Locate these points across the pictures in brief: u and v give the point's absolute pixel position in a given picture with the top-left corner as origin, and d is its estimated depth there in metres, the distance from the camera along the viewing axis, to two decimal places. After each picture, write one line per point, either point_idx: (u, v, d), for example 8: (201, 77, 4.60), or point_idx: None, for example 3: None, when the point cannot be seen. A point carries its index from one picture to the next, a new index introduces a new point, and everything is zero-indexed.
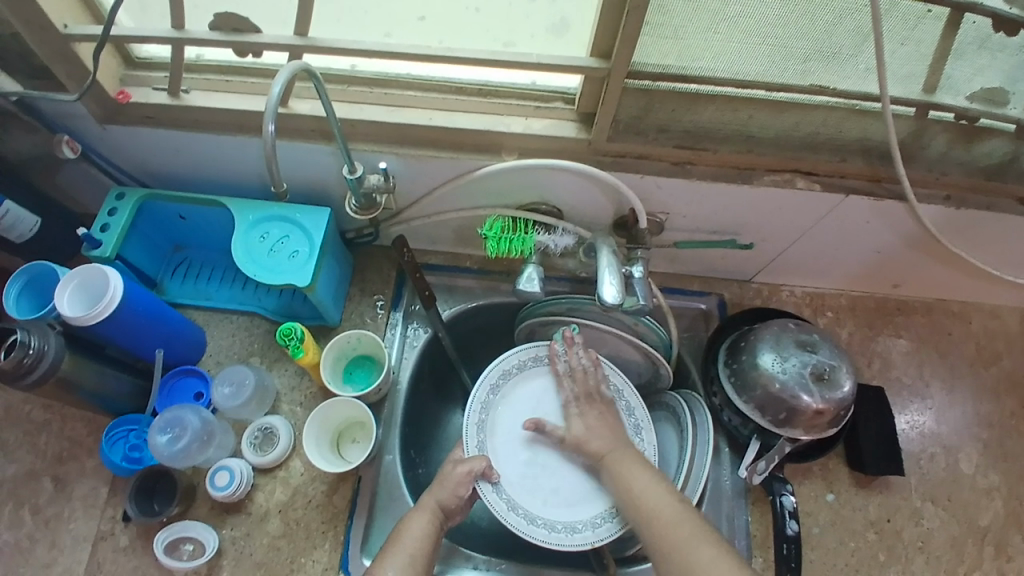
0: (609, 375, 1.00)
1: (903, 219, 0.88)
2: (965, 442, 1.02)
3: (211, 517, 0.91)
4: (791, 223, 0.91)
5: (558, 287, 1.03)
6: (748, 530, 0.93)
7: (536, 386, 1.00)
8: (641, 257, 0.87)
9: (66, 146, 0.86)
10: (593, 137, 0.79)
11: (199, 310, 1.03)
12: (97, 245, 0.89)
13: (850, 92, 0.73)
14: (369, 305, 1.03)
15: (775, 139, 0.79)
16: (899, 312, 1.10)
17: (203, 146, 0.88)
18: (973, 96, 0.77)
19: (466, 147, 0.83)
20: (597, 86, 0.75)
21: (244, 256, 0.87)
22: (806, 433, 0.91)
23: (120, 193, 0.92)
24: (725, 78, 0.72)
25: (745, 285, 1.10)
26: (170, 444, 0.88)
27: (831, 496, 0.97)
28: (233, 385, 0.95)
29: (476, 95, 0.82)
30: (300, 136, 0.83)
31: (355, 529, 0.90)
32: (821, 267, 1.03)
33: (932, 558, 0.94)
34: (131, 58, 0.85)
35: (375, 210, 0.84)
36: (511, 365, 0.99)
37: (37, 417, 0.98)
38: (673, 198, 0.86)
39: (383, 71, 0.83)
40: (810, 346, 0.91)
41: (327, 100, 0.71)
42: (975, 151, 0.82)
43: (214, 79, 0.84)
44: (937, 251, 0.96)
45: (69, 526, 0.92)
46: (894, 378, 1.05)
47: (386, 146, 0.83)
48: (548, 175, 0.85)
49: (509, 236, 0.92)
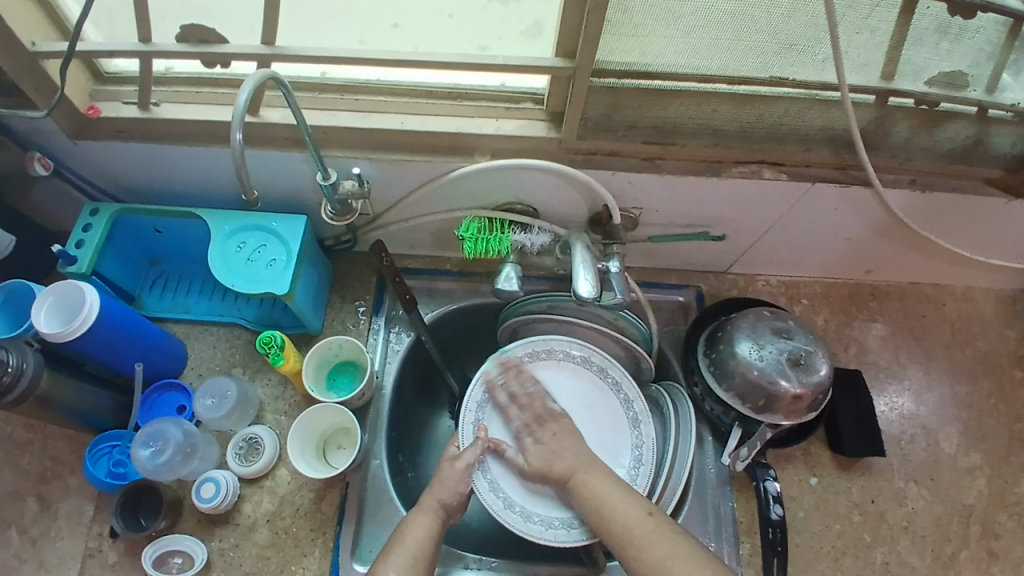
0: (609, 370, 1.02)
1: (872, 206, 0.90)
2: (944, 422, 1.04)
3: (198, 530, 0.90)
4: (763, 213, 0.92)
5: (538, 286, 1.04)
6: (733, 517, 0.95)
7: (538, 382, 1.01)
8: (617, 253, 0.89)
9: (38, 163, 0.86)
10: (564, 136, 0.80)
11: (179, 323, 1.03)
12: (72, 261, 0.88)
13: (810, 82, 0.75)
14: (350, 312, 1.04)
15: (740, 131, 0.81)
16: (874, 297, 1.12)
17: (177, 158, 0.88)
18: (933, 80, 0.78)
19: (439, 149, 0.84)
20: (564, 85, 0.76)
21: (221, 267, 0.88)
22: (788, 419, 0.92)
23: (94, 209, 0.92)
24: (688, 72, 0.74)
25: (723, 277, 1.11)
26: (152, 458, 0.87)
27: (815, 480, 0.98)
28: (215, 396, 0.95)
29: (447, 98, 0.83)
30: (274, 145, 0.84)
31: (344, 535, 0.90)
32: (796, 256, 1.05)
33: (915, 538, 0.96)
34: (100, 73, 0.85)
35: (350, 215, 0.85)
36: (502, 366, 1.01)
37: (18, 437, 0.97)
38: (645, 193, 0.88)
39: (353, 78, 0.84)
40: (786, 332, 0.93)
41: (298, 107, 0.72)
42: (938, 136, 0.84)
43: (184, 91, 0.84)
44: (907, 236, 0.98)
45: (54, 546, 0.91)
46: (871, 362, 1.07)
47: (360, 152, 0.83)
48: (522, 175, 0.86)
49: (486, 236, 0.92)
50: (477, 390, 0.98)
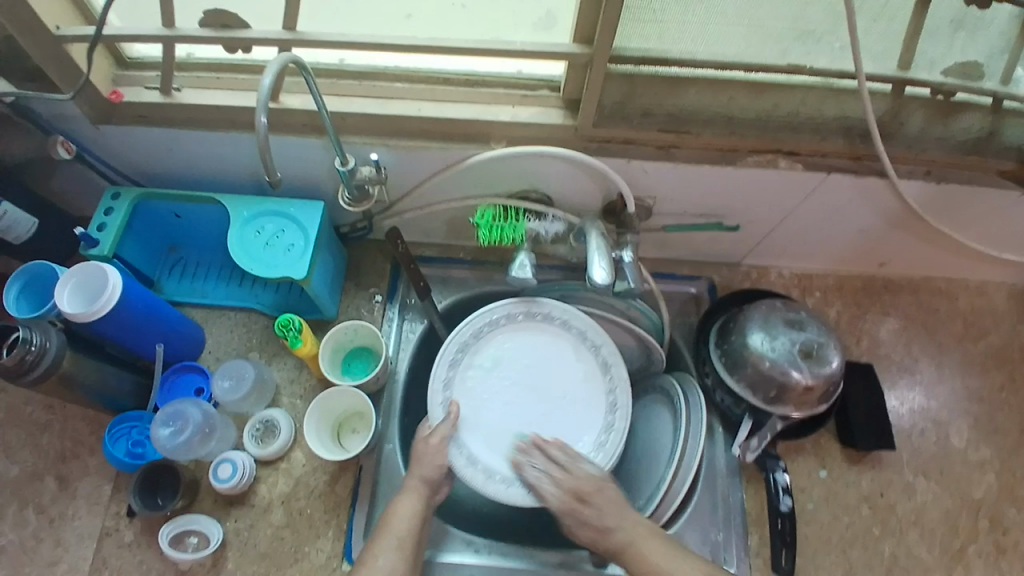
0: (573, 322, 1.00)
1: (886, 197, 0.90)
2: (955, 416, 1.04)
3: (214, 510, 0.92)
4: (776, 204, 0.93)
5: (551, 275, 1.05)
6: (743, 507, 0.95)
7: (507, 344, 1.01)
8: (631, 242, 0.89)
9: (62, 147, 0.88)
10: (580, 124, 0.81)
11: (197, 308, 1.04)
12: (94, 243, 0.90)
13: (827, 71, 0.75)
14: (365, 298, 1.05)
15: (755, 121, 0.81)
16: (887, 290, 1.12)
17: (197, 143, 0.89)
18: (949, 71, 0.78)
19: (456, 137, 0.84)
20: (581, 73, 0.77)
21: (240, 252, 0.89)
22: (797, 410, 0.93)
23: (115, 193, 0.93)
24: (705, 59, 0.74)
25: (735, 269, 1.12)
26: (172, 437, 0.89)
27: (825, 472, 0.98)
28: (233, 378, 0.96)
29: (463, 85, 0.84)
30: (292, 131, 0.85)
31: (358, 517, 0.91)
32: (810, 248, 1.05)
33: (925, 531, 0.96)
34: (123, 58, 0.86)
35: (367, 202, 0.86)
36: (467, 337, 0.99)
37: (38, 417, 0.99)
38: (659, 182, 0.88)
39: (372, 65, 0.85)
40: (799, 324, 0.93)
41: (319, 93, 0.73)
42: (952, 126, 0.84)
43: (205, 77, 0.86)
44: (921, 228, 0.98)
45: (74, 524, 0.93)
46: (883, 355, 1.07)
47: (377, 139, 0.84)
48: (538, 163, 0.87)
49: (501, 224, 0.93)
50: (444, 366, 0.98)
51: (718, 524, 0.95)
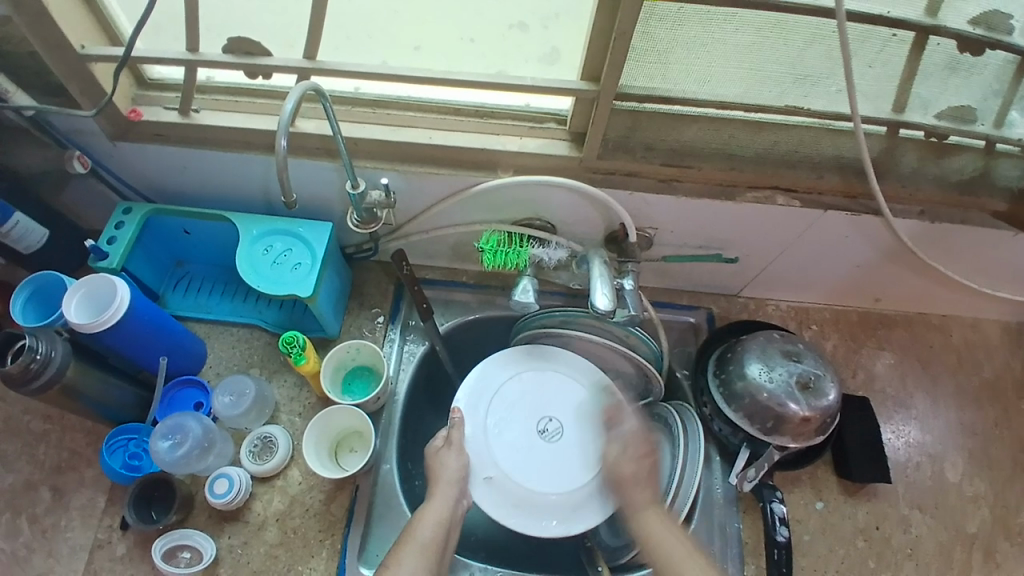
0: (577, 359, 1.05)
1: (881, 233, 0.92)
2: (949, 450, 1.05)
3: (209, 526, 0.92)
4: (774, 237, 0.95)
5: (551, 300, 1.06)
6: (740, 538, 0.95)
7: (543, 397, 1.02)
8: (632, 271, 0.91)
9: (77, 162, 0.90)
10: (584, 155, 0.83)
11: (200, 323, 1.05)
12: (104, 256, 0.92)
13: (824, 112, 0.78)
14: (367, 318, 1.06)
15: (754, 156, 0.84)
16: (881, 325, 1.14)
17: (211, 163, 0.92)
18: (941, 114, 0.81)
19: (464, 163, 0.87)
20: (587, 107, 0.80)
21: (248, 269, 0.91)
22: (794, 441, 0.94)
23: (127, 208, 0.95)
24: (707, 99, 0.77)
25: (732, 300, 1.14)
26: (171, 451, 0.89)
27: (821, 504, 0.99)
28: (234, 394, 0.97)
29: (473, 115, 0.87)
30: (305, 154, 0.87)
31: (352, 537, 0.91)
32: (806, 281, 1.07)
33: (920, 566, 0.96)
34: (144, 79, 0.89)
35: (376, 224, 0.88)
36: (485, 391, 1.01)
37: (37, 427, 0.99)
38: (660, 213, 0.90)
39: (385, 94, 0.88)
40: (795, 355, 0.95)
41: (335, 119, 0.76)
42: (946, 166, 0.87)
43: (223, 99, 0.89)
44: (915, 264, 1.00)
45: (66, 536, 0.92)
46: (878, 389, 1.08)
47: (387, 163, 0.87)
48: (544, 192, 0.89)
49: (505, 249, 0.95)
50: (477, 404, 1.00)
51: (713, 555, 0.94)
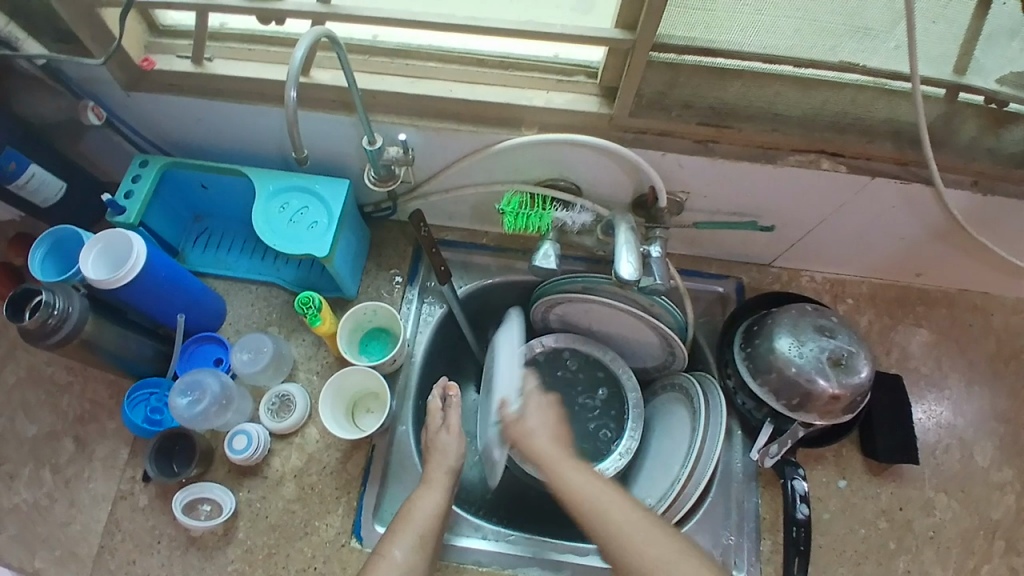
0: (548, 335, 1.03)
1: (931, 205, 0.86)
2: (982, 435, 1.00)
3: (228, 480, 0.93)
4: (814, 204, 0.89)
5: (573, 266, 1.03)
6: (757, 513, 0.93)
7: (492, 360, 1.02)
8: (659, 238, 0.87)
9: (92, 113, 0.88)
10: (615, 112, 0.78)
11: (219, 279, 1.05)
12: (120, 211, 0.91)
13: (878, 71, 0.72)
14: (385, 280, 1.04)
15: (801, 117, 0.77)
16: (921, 302, 1.08)
17: (226, 116, 0.89)
18: (1004, 79, 0.73)
19: (487, 119, 0.82)
20: (620, 59, 0.74)
21: (265, 226, 0.89)
22: (821, 418, 0.90)
23: (143, 161, 0.93)
24: (753, 51, 0.71)
25: (765, 270, 1.08)
26: (189, 406, 0.90)
27: (843, 482, 0.96)
28: (252, 351, 0.96)
29: (497, 67, 0.82)
30: (322, 107, 0.83)
31: (368, 495, 0.91)
32: (845, 253, 1.01)
33: (942, 550, 0.93)
34: (157, 26, 0.86)
35: (394, 181, 0.85)
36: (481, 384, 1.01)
37: (60, 378, 1.00)
38: (693, 176, 0.85)
39: (407, 42, 0.83)
40: (828, 331, 0.90)
41: (350, 70, 0.71)
42: (1003, 139, 0.80)
43: (238, 48, 0.85)
44: (964, 239, 0.94)
45: (89, 485, 0.94)
46: (912, 367, 1.03)
47: (407, 119, 0.82)
48: (570, 151, 0.84)
49: (527, 211, 0.91)
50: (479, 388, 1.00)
51: (729, 528, 0.93)
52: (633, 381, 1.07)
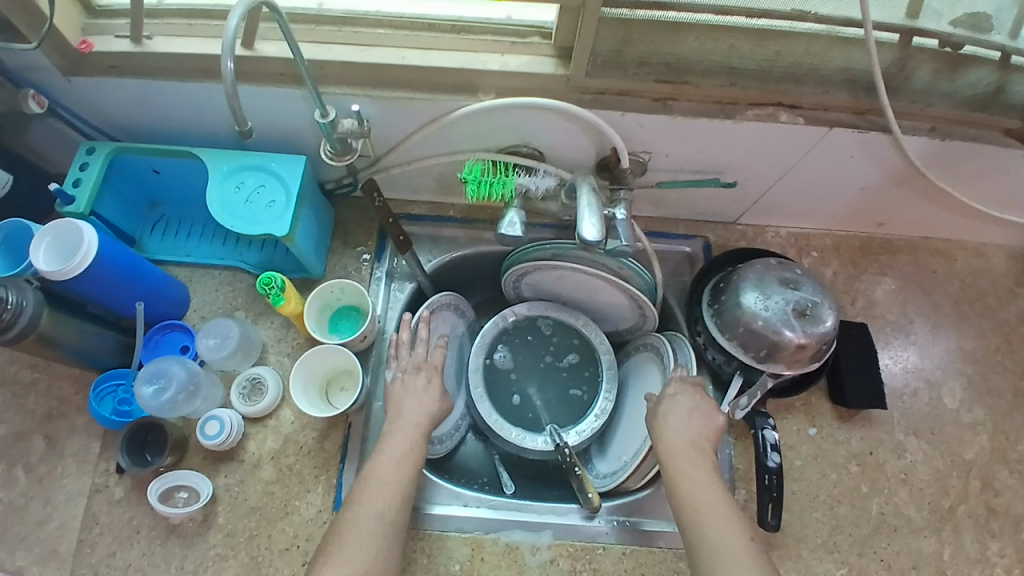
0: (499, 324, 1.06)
1: (890, 153, 0.87)
2: (948, 378, 1.03)
3: (204, 467, 0.92)
4: (776, 159, 0.89)
5: (540, 233, 1.03)
6: (731, 464, 0.96)
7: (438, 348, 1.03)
8: (623, 200, 0.86)
9: (33, 101, 0.84)
10: (571, 73, 0.77)
11: (180, 267, 1.02)
12: (71, 201, 0.88)
13: (833, 18, 0.71)
14: (352, 257, 1.03)
15: (757, 70, 0.77)
16: (884, 251, 1.10)
17: (173, 97, 0.86)
18: (957, 21, 0.75)
19: (443, 87, 0.80)
20: (573, 18, 0.72)
21: (220, 207, 0.86)
22: (788, 368, 0.92)
23: (91, 148, 0.90)
24: (704, 4, 0.70)
25: (730, 228, 1.09)
26: (156, 395, 0.88)
27: (812, 430, 0.99)
28: (218, 337, 0.95)
29: (450, 32, 0.80)
30: (268, 80, 0.80)
31: (347, 472, 0.91)
32: (809, 206, 1.02)
33: (914, 490, 0.97)
34: (91, 6, 0.82)
35: (350, 155, 0.83)
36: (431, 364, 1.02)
37: (24, 377, 0.98)
38: (653, 136, 0.84)
39: (353, 9, 0.80)
40: (792, 283, 0.92)
41: (293, 40, 0.68)
42: (959, 80, 0.80)
43: (177, 23, 0.81)
44: (923, 186, 0.95)
45: (63, 482, 0.93)
46: (877, 315, 1.06)
47: (358, 89, 0.80)
48: (531, 116, 0.83)
49: (490, 178, 0.89)
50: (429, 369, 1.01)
51: None
52: (606, 344, 1.09)
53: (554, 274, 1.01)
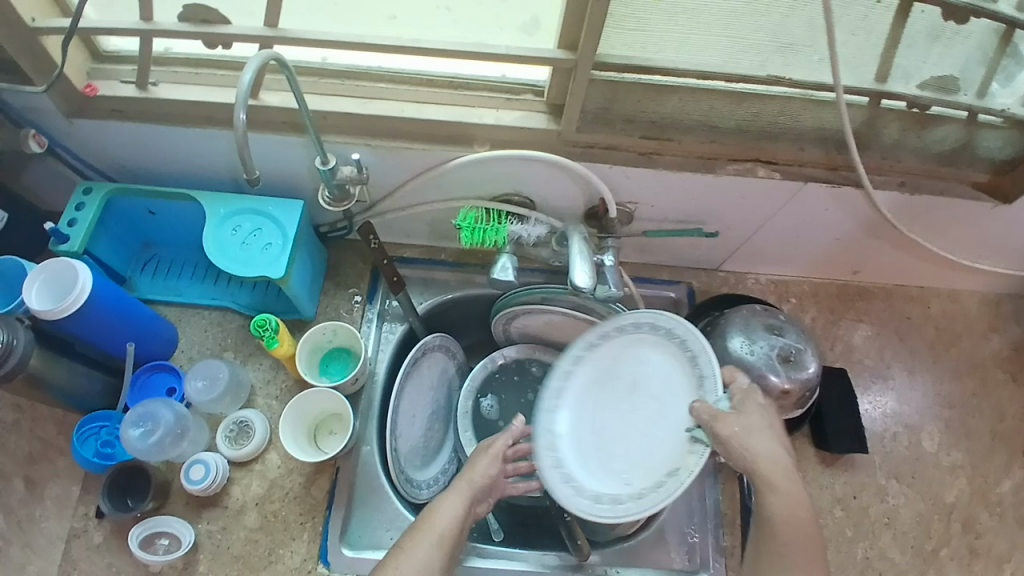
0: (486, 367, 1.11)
1: (863, 206, 0.92)
2: (926, 421, 1.06)
3: (187, 512, 0.90)
4: (758, 210, 0.93)
5: (531, 278, 1.05)
6: (719, 509, 0.95)
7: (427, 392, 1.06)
8: (612, 247, 0.90)
9: (33, 140, 0.86)
10: (563, 128, 0.81)
11: (170, 306, 1.02)
12: (65, 239, 0.88)
13: (805, 83, 0.76)
14: (344, 298, 1.04)
15: (737, 129, 0.82)
16: (861, 297, 1.14)
17: (175, 141, 0.88)
18: (925, 84, 0.80)
19: (439, 138, 0.84)
20: (565, 77, 0.77)
21: (216, 250, 0.88)
22: (775, 414, 0.94)
23: (86, 188, 0.91)
24: (688, 68, 0.75)
25: (714, 274, 1.13)
26: (143, 438, 0.88)
27: (799, 475, 1.00)
28: (207, 378, 0.95)
29: (448, 87, 0.84)
30: (270, 129, 0.84)
31: (333, 520, 0.90)
32: (788, 254, 1.07)
33: (897, 534, 0.98)
34: (98, 52, 0.85)
35: (349, 200, 0.85)
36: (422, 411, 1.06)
37: (5, 417, 0.96)
38: (641, 188, 0.89)
39: (355, 64, 0.84)
40: (778, 329, 0.95)
41: (299, 90, 0.72)
42: (926, 138, 0.85)
43: (183, 71, 0.84)
44: (895, 236, 1.00)
45: (40, 527, 0.90)
46: (856, 360, 1.09)
47: (358, 138, 0.83)
48: (523, 167, 0.87)
49: (483, 226, 0.93)
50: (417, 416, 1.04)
51: (694, 526, 0.95)
52: None
53: (544, 317, 1.03)
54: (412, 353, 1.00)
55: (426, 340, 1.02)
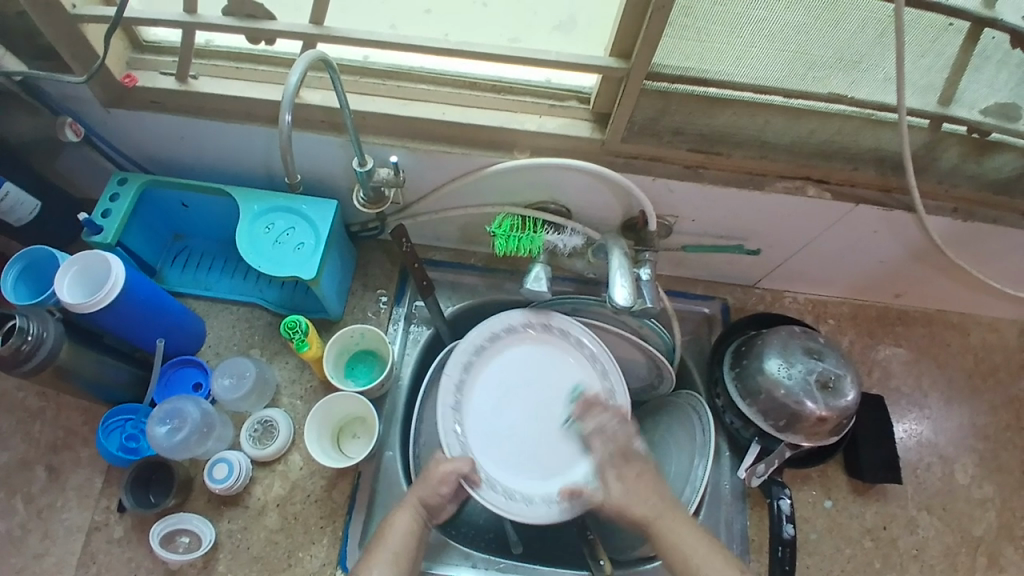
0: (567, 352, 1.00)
1: (911, 230, 0.88)
2: (961, 453, 1.02)
3: (208, 509, 0.89)
4: (801, 229, 0.90)
5: (562, 287, 1.03)
6: (745, 535, 0.94)
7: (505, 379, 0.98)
8: (648, 260, 0.87)
9: (70, 129, 0.84)
10: (608, 138, 0.78)
11: (199, 300, 1.02)
12: (97, 230, 0.87)
13: (866, 101, 0.73)
14: (371, 300, 1.03)
15: (789, 146, 0.79)
16: (900, 322, 1.11)
17: (212, 135, 0.87)
18: (988, 110, 0.76)
19: (479, 143, 0.82)
20: (614, 86, 0.74)
21: (249, 248, 0.86)
22: (808, 440, 0.91)
23: (122, 179, 0.90)
24: (745, 82, 0.72)
25: (749, 291, 1.09)
26: (168, 436, 0.86)
27: (829, 503, 0.97)
28: (234, 376, 0.94)
29: (491, 91, 0.82)
30: (311, 127, 0.82)
31: (354, 525, 0.89)
32: (828, 275, 1.03)
33: (926, 567, 0.95)
34: (139, 41, 0.84)
35: (383, 203, 0.83)
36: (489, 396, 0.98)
37: (32, 404, 0.96)
38: (683, 201, 0.86)
39: (397, 64, 0.82)
40: (817, 353, 0.91)
41: (342, 91, 0.70)
42: (985, 164, 0.82)
43: (223, 65, 0.83)
44: (942, 263, 0.96)
45: (63, 517, 0.90)
46: (892, 387, 1.06)
47: (397, 140, 0.82)
48: (563, 175, 0.84)
49: (518, 234, 0.90)
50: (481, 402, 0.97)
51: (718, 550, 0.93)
52: None
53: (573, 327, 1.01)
54: (437, 359, 0.98)
55: (453, 346, 1.00)
